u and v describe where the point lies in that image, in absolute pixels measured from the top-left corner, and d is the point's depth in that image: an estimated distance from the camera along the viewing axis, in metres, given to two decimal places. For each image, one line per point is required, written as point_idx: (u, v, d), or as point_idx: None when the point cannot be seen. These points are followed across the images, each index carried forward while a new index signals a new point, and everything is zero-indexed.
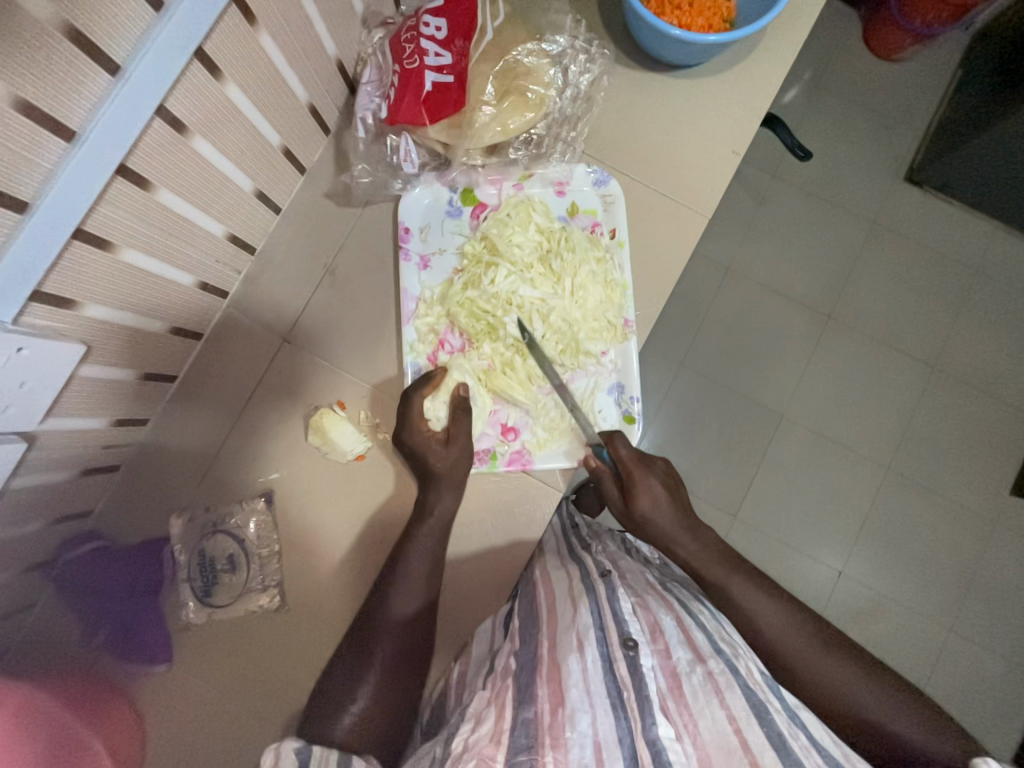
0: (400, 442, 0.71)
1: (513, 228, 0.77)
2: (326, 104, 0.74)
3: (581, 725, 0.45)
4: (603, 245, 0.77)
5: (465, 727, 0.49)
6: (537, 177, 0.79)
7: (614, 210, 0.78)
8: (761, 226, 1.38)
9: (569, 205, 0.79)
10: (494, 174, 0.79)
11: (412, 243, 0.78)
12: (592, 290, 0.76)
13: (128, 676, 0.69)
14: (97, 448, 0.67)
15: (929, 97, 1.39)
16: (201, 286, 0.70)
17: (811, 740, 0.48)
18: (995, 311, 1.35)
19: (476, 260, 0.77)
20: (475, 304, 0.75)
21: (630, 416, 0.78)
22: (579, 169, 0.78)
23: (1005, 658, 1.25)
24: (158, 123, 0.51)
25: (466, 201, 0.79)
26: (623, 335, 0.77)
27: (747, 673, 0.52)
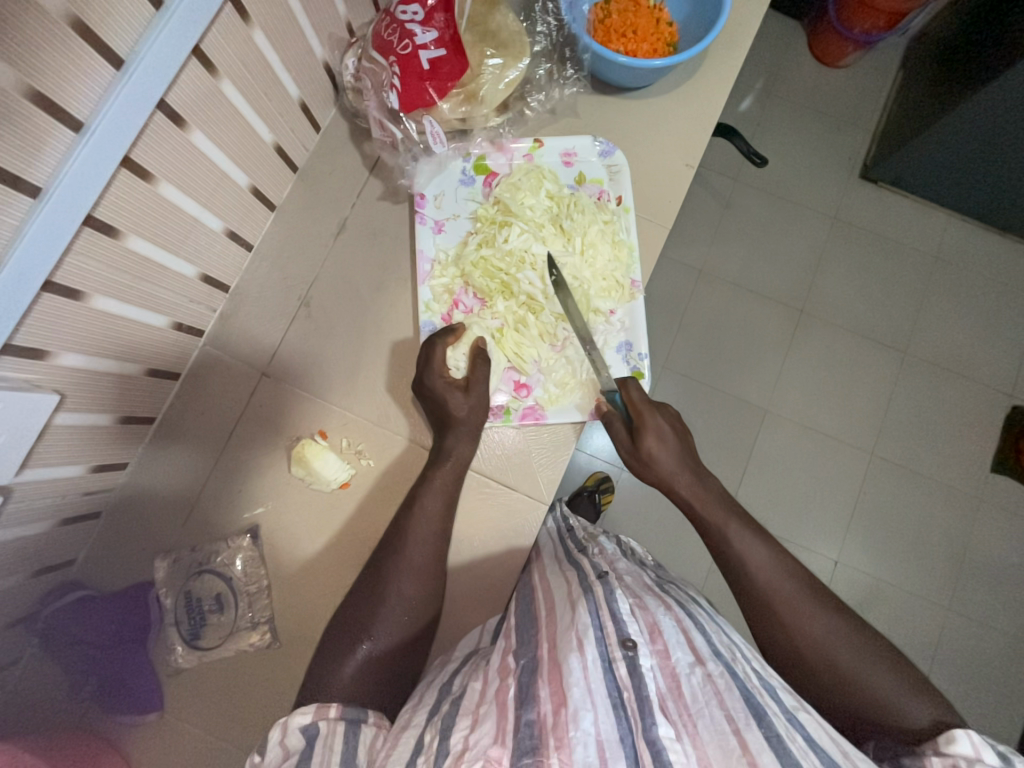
0: (421, 387, 0.73)
1: (525, 192, 0.78)
2: (293, 142, 0.76)
3: (584, 724, 0.45)
4: (611, 210, 0.79)
5: (462, 724, 0.48)
6: (547, 146, 0.81)
7: (621, 179, 0.80)
8: (728, 229, 1.43)
9: (576, 174, 0.81)
10: (504, 143, 0.81)
11: (427, 209, 0.79)
12: (602, 249, 0.78)
13: (118, 727, 0.68)
14: (76, 496, 0.66)
15: (874, 99, 1.47)
16: (176, 326, 0.70)
17: (808, 739, 0.46)
18: (956, 296, 1.41)
19: (489, 222, 0.78)
20: (489, 262, 0.77)
21: (639, 373, 0.78)
22: (586, 140, 0.81)
23: (1000, 634, 1.27)
24: (123, 174, 0.52)
25: (478, 170, 0.81)
26: (631, 295, 0.79)
27: (745, 675, 0.52)
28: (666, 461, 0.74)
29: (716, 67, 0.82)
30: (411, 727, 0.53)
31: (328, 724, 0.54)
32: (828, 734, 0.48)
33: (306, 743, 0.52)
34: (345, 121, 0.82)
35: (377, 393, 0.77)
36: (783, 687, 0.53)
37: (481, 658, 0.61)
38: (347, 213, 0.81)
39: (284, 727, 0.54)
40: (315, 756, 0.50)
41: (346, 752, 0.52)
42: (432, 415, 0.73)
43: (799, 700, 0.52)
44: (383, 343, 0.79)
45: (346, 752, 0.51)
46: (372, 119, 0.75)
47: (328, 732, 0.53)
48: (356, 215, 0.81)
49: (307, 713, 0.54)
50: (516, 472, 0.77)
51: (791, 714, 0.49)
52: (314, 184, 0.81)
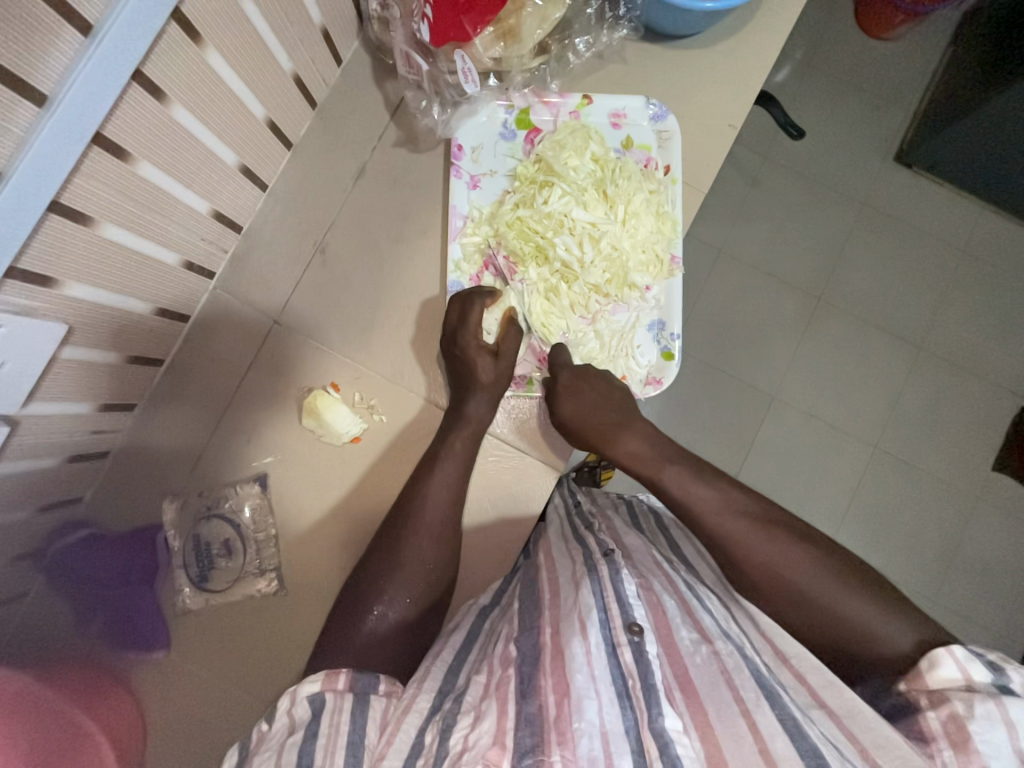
0: (451, 346, 0.71)
1: (570, 152, 0.73)
2: (312, 76, 0.71)
3: (588, 715, 0.44)
4: (657, 179, 0.75)
5: (464, 722, 0.46)
6: (595, 104, 0.76)
7: (670, 146, 0.75)
8: (753, 208, 1.38)
9: (624, 138, 0.76)
10: (551, 97, 0.75)
11: (463, 161, 0.75)
12: (645, 220, 0.73)
13: (127, 663, 0.69)
14: (84, 434, 0.65)
15: (920, 75, 1.38)
16: (187, 266, 0.67)
17: (824, 734, 0.45)
18: (981, 291, 1.37)
19: (529, 181, 0.74)
20: (525, 223, 0.73)
21: (669, 354, 0.75)
22: (638, 102, 0.75)
23: (987, 628, 1.29)
24: (134, 90, 0.48)
25: (521, 125, 0.76)
26: (670, 272, 0.74)
27: (754, 662, 0.51)
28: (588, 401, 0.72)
29: (770, 19, 0.76)
30: (413, 711, 0.50)
31: (336, 696, 0.51)
32: (843, 727, 0.47)
33: (313, 714, 0.49)
34: (369, 55, 0.77)
35: (391, 348, 0.75)
36: (796, 677, 0.53)
37: (482, 634, 0.61)
38: (367, 158, 0.77)
39: (293, 695, 0.52)
40: (322, 730, 0.47)
41: (355, 730, 0.48)
42: (455, 375, 0.72)
43: (812, 690, 0.51)
44: (400, 297, 0.76)
45: (355, 732, 0.48)
46: (399, 51, 0.69)
47: (336, 706, 0.50)
48: (375, 160, 0.77)
49: (316, 684, 0.52)
50: (532, 437, 0.76)
51: (803, 708, 0.48)
52: (333, 124, 0.76)
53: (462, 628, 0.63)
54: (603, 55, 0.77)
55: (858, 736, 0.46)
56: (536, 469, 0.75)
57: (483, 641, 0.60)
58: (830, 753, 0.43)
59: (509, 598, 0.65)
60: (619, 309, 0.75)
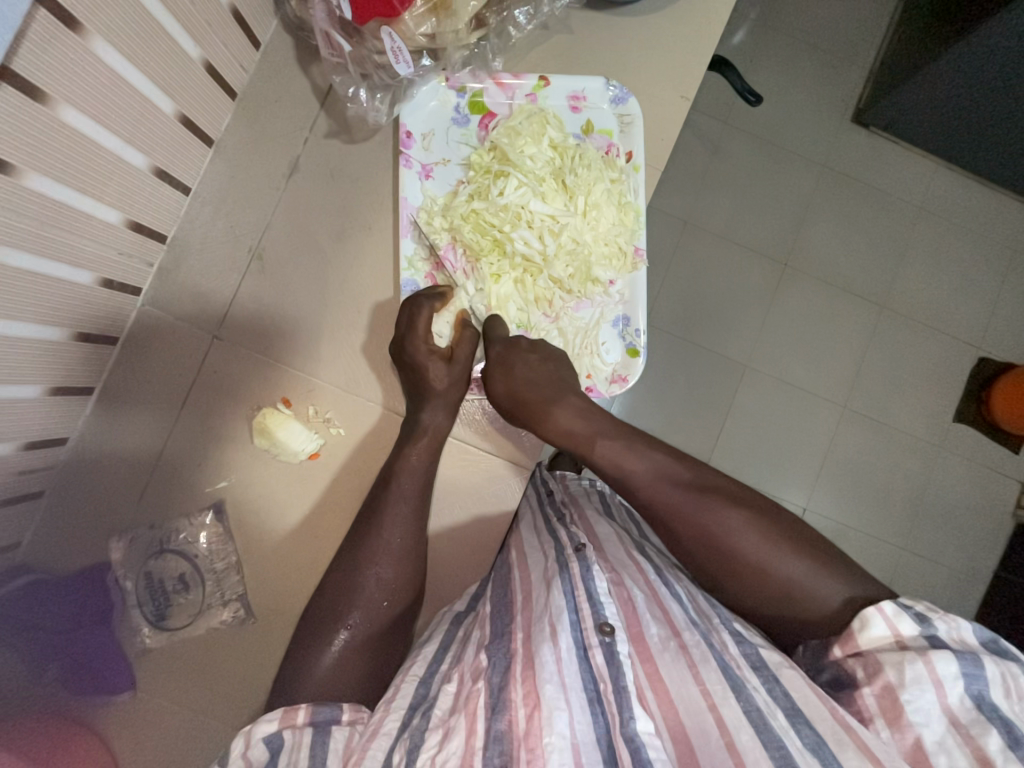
0: (400, 355, 0.68)
1: (526, 139, 0.69)
2: (228, 63, 0.64)
3: (559, 727, 0.43)
4: (619, 167, 0.71)
5: (431, 740, 0.45)
6: (552, 86, 0.71)
7: (632, 131, 0.71)
8: (714, 177, 1.36)
9: (584, 122, 0.72)
10: (505, 78, 0.71)
11: (414, 149, 0.70)
12: (606, 211, 0.70)
13: (91, 708, 0.65)
14: (10, 477, 0.60)
15: (869, 32, 1.37)
16: (105, 285, 0.61)
17: (791, 713, 0.45)
18: (935, 247, 1.39)
19: (484, 171, 0.69)
20: (481, 216, 0.69)
21: (634, 351, 0.73)
22: (597, 84, 0.71)
23: (950, 568, 1.35)
24: (5, 90, 0.42)
25: (474, 109, 0.71)
26: (633, 265, 0.72)
27: (719, 646, 0.51)
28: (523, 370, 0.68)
29: None
30: (381, 734, 0.48)
31: (295, 733, 0.49)
32: (814, 691, 0.46)
33: (270, 756, 0.48)
34: (290, 37, 0.70)
35: (344, 355, 0.71)
36: (768, 646, 0.52)
37: (456, 642, 0.59)
38: (299, 152, 0.71)
39: (247, 737, 0.50)
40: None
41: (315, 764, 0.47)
42: (410, 384, 0.69)
43: (786, 657, 0.51)
44: (349, 300, 0.71)
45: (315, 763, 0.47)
46: (318, 31, 0.63)
47: (294, 743, 0.49)
48: (311, 153, 0.71)
49: (272, 723, 0.50)
50: (501, 436, 0.74)
51: (772, 679, 0.48)
52: (259, 114, 0.70)
53: (436, 637, 0.61)
54: (547, 27, 0.72)
55: (829, 698, 0.46)
56: (507, 468, 0.73)
57: (457, 647, 0.58)
58: (794, 747, 0.42)
59: (483, 601, 0.64)
60: (583, 305, 0.72)
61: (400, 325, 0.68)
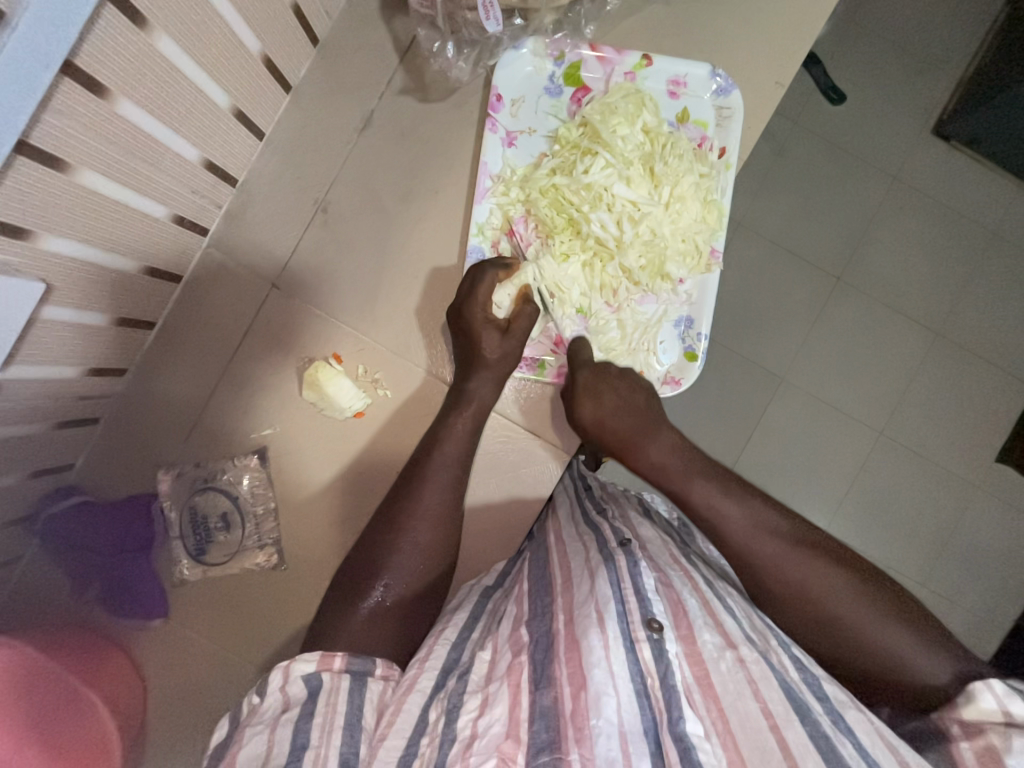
0: (457, 317, 0.67)
1: (620, 118, 0.66)
2: (314, 7, 0.63)
3: (607, 713, 0.43)
4: (710, 162, 0.69)
5: (470, 703, 0.46)
6: (654, 67, 0.68)
7: (729, 127, 0.69)
8: (779, 178, 1.29)
9: (680, 110, 0.69)
10: (607, 51, 0.67)
11: (501, 114, 0.68)
12: (690, 206, 0.68)
13: (124, 630, 0.68)
14: (72, 400, 0.62)
15: (972, 37, 1.27)
16: (176, 220, 0.62)
17: (859, 748, 0.43)
18: (1008, 276, 1.30)
19: (571, 146, 0.68)
20: (560, 192, 0.67)
21: (691, 355, 0.71)
22: (702, 70, 0.67)
23: (973, 612, 1.30)
24: (110, 11, 0.42)
25: (569, 81, 0.68)
26: (707, 266, 0.70)
27: (780, 668, 0.48)
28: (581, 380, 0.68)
29: None
30: (415, 689, 0.50)
31: (332, 677, 0.51)
32: (881, 737, 0.44)
33: (308, 695, 0.49)
34: None
35: (396, 318, 0.70)
36: (827, 677, 0.50)
37: (489, 613, 0.59)
38: (373, 107, 0.69)
39: (285, 672, 0.51)
40: (319, 708, 0.47)
41: (352, 710, 0.48)
42: (461, 351, 0.68)
43: (850, 696, 0.48)
44: (407, 263, 0.70)
45: (351, 713, 0.47)
46: None
47: (331, 686, 0.50)
48: (383, 109, 0.69)
49: (310, 663, 0.51)
50: (543, 418, 0.73)
51: (837, 714, 0.46)
52: (336, 65, 0.68)
53: (466, 606, 0.61)
54: None
55: (897, 747, 0.44)
56: (545, 451, 0.72)
57: (487, 619, 0.58)
58: None
59: (516, 576, 0.64)
60: (648, 299, 0.70)
61: (462, 289, 0.67)
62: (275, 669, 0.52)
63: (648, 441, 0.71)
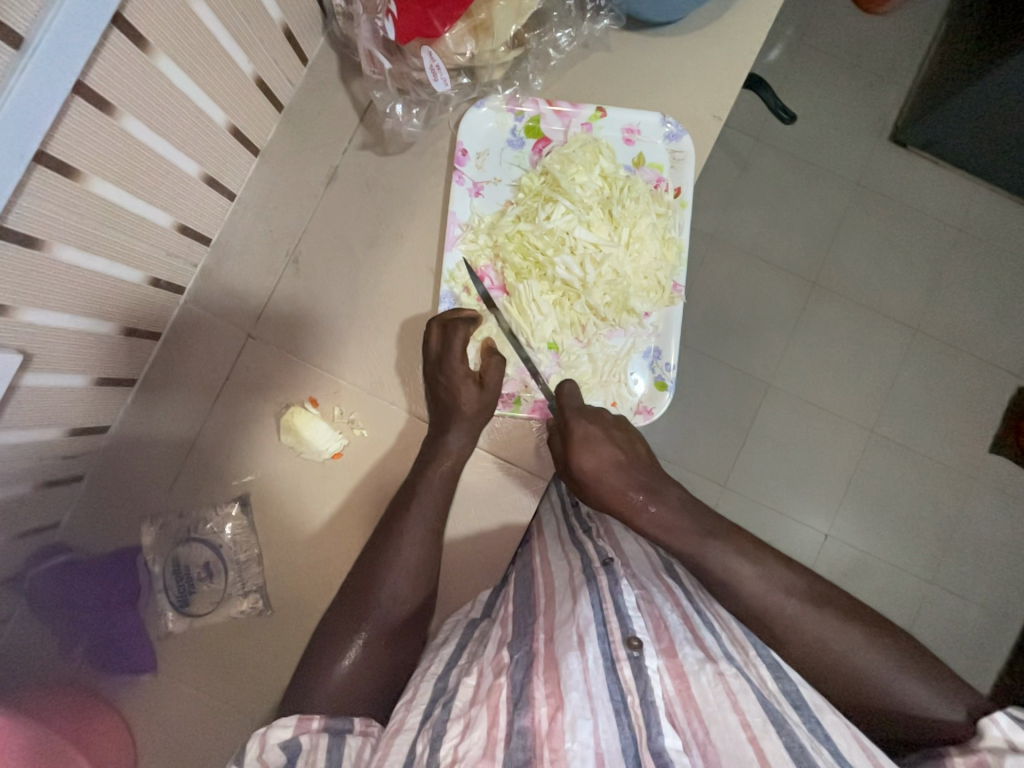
0: (435, 374, 0.69)
1: (578, 167, 0.71)
2: (275, 78, 0.68)
3: (582, 735, 0.43)
4: (666, 202, 0.73)
5: (453, 730, 0.46)
6: (609, 117, 0.72)
7: (683, 168, 0.73)
8: (743, 194, 1.35)
9: (636, 154, 0.73)
10: (564, 107, 0.72)
11: (467, 167, 0.72)
12: (649, 245, 0.72)
13: (113, 687, 0.68)
14: (54, 459, 0.63)
15: (913, 51, 1.34)
16: (152, 283, 0.65)
17: (834, 753, 0.45)
18: (976, 272, 1.34)
19: (534, 194, 0.72)
20: (525, 238, 0.71)
21: (662, 384, 0.74)
22: (653, 119, 0.72)
23: (982, 607, 1.29)
24: (79, 103, 0.45)
25: (530, 133, 0.73)
26: (670, 299, 0.73)
27: (759, 681, 0.50)
28: (601, 458, 0.68)
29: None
30: (403, 729, 0.49)
31: (311, 738, 0.52)
32: (857, 740, 0.47)
33: (288, 760, 0.50)
34: (334, 53, 0.73)
35: (371, 359, 0.73)
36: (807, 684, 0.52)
37: (472, 642, 0.59)
38: (339, 161, 0.74)
39: (262, 741, 0.51)
40: None
41: None
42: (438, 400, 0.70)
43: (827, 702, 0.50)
44: (377, 306, 0.73)
45: None
46: (361, 50, 0.66)
47: (311, 746, 0.51)
48: (348, 163, 0.74)
49: (287, 730, 0.52)
50: (520, 446, 0.75)
51: (814, 720, 0.47)
52: (302, 126, 0.73)
53: (452, 640, 0.62)
54: (586, 46, 0.73)
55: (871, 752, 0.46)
56: (524, 478, 0.74)
57: (473, 647, 0.59)
58: None
59: (501, 602, 0.65)
60: (616, 333, 0.73)
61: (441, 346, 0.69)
62: (252, 736, 0.53)
63: (627, 442, 0.71)
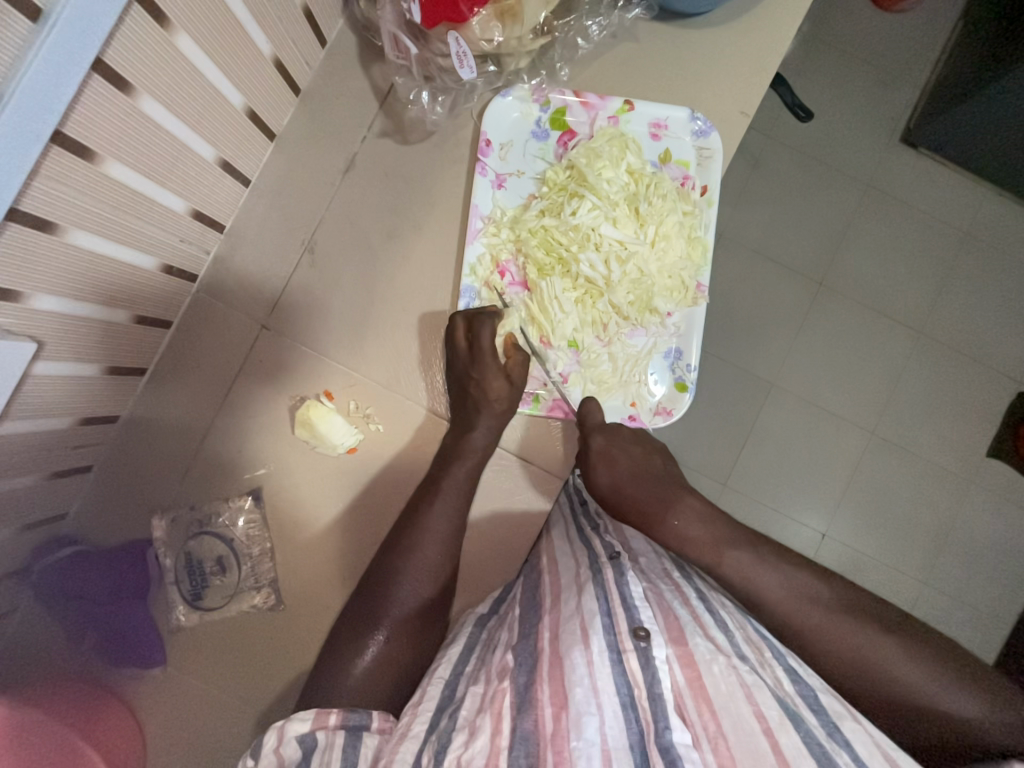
0: (466, 373, 0.69)
1: (605, 162, 0.69)
2: (294, 59, 0.65)
3: (588, 733, 0.43)
4: (693, 200, 0.72)
5: (456, 740, 0.45)
6: (636, 111, 0.71)
7: (710, 166, 0.71)
8: (755, 191, 1.33)
9: (662, 150, 0.72)
10: (592, 98, 0.70)
11: (491, 158, 0.70)
12: (674, 243, 0.70)
13: (123, 679, 0.68)
14: (63, 450, 0.62)
15: (930, 49, 1.32)
16: (166, 269, 0.63)
17: (856, 759, 0.43)
18: (983, 276, 1.34)
19: (558, 188, 0.70)
20: (549, 233, 0.69)
21: (682, 385, 0.73)
22: (681, 114, 0.71)
23: (974, 608, 1.31)
24: (96, 80, 0.43)
25: (556, 125, 0.71)
26: (693, 299, 0.72)
27: (773, 682, 0.49)
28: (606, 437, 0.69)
29: None
30: (408, 737, 0.48)
31: (327, 734, 0.50)
32: (880, 748, 0.45)
33: (303, 754, 0.49)
34: (352, 35, 0.71)
35: (386, 353, 0.72)
36: (828, 690, 0.51)
37: (481, 645, 0.59)
38: (356, 149, 0.72)
39: (280, 733, 0.51)
40: None
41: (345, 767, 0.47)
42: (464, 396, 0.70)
43: (847, 708, 0.49)
44: (393, 299, 0.72)
45: None
46: (386, 32, 0.64)
47: (327, 744, 0.50)
48: (365, 150, 0.72)
49: (305, 723, 0.51)
50: (536, 444, 0.74)
51: (833, 726, 0.46)
52: (319, 111, 0.71)
53: (461, 639, 0.61)
54: (615, 36, 0.72)
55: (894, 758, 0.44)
56: (539, 476, 0.74)
57: (481, 652, 0.58)
58: None
59: (509, 605, 0.64)
60: (637, 332, 0.72)
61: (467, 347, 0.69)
62: (270, 728, 0.52)
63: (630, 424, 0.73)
